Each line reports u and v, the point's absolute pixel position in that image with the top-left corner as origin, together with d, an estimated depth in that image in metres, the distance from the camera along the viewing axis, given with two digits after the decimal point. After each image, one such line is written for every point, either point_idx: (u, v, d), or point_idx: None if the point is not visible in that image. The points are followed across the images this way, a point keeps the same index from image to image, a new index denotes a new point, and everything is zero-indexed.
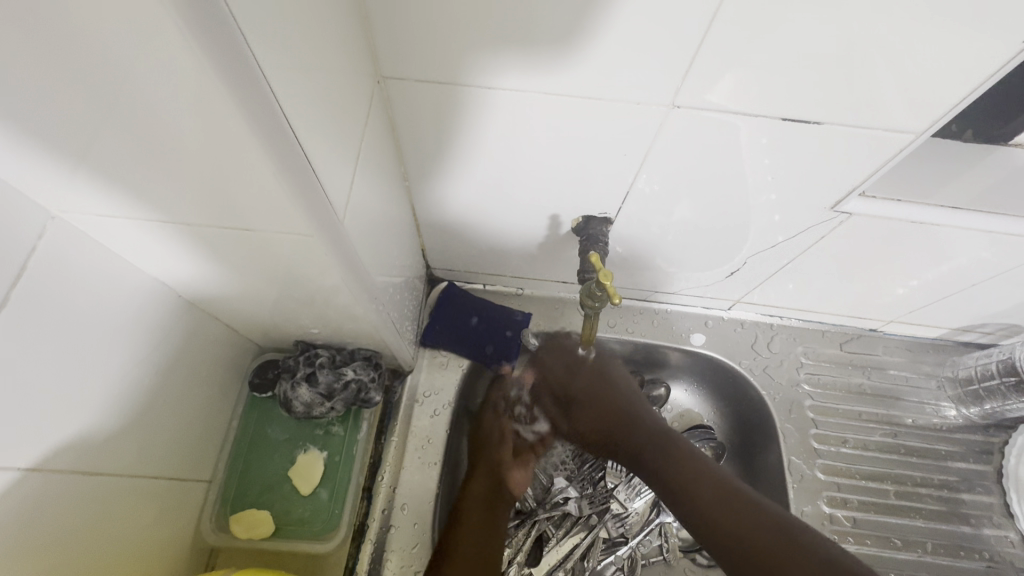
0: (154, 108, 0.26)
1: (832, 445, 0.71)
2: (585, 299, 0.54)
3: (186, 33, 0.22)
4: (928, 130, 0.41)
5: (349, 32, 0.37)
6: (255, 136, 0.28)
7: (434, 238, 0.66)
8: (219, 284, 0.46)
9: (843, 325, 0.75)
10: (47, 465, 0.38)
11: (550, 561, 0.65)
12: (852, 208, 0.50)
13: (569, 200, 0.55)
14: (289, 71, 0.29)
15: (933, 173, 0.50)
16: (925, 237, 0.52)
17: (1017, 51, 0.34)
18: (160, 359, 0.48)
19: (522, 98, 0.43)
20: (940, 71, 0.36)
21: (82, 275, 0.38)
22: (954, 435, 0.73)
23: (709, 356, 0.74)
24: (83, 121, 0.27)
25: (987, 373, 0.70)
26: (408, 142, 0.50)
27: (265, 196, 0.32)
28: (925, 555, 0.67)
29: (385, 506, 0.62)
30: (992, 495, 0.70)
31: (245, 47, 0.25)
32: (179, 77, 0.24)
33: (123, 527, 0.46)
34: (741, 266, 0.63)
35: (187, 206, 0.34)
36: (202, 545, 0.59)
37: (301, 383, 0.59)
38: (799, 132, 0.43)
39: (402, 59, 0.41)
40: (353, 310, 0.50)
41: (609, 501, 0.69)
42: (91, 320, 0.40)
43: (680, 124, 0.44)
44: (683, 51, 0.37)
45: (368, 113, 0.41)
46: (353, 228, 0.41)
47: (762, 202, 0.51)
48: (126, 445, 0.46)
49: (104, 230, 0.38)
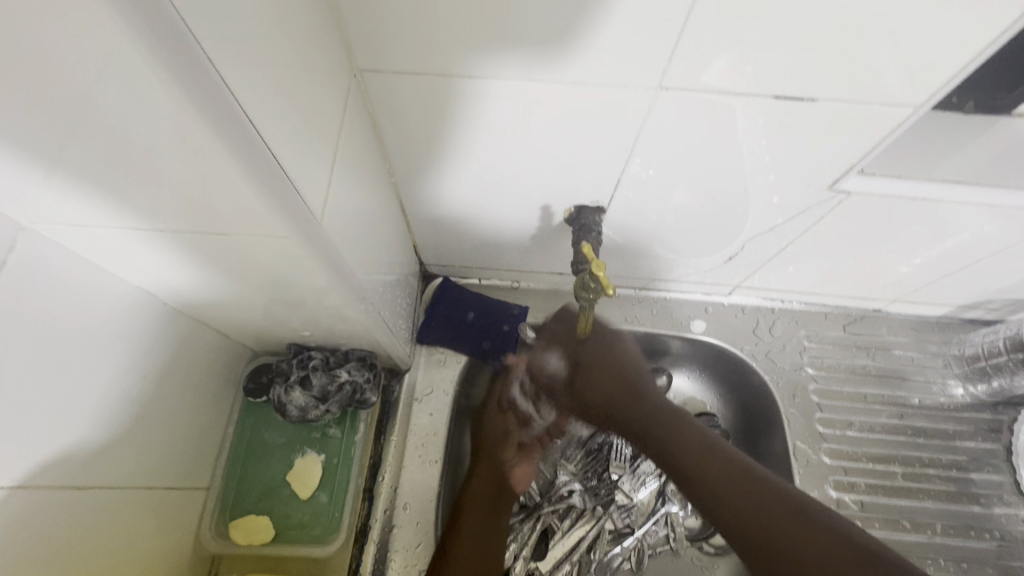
0: (118, 123, 0.26)
1: (838, 428, 0.70)
2: (578, 290, 0.53)
3: (137, 40, 0.22)
4: (926, 104, 0.39)
5: (321, 28, 0.35)
6: (222, 144, 0.27)
7: (426, 234, 0.65)
8: (207, 291, 0.46)
9: (845, 307, 0.74)
10: (33, 483, 0.37)
11: (556, 554, 0.65)
12: (851, 186, 0.49)
13: (560, 189, 0.54)
14: (253, 66, 0.27)
15: (935, 148, 0.48)
16: (926, 212, 0.51)
17: (1015, 20, 0.32)
18: (148, 369, 0.47)
19: (503, 87, 0.41)
20: (940, 40, 0.34)
21: (57, 286, 0.37)
22: (962, 414, 0.72)
23: (711, 344, 0.73)
24: (45, 134, 0.26)
25: (994, 350, 0.68)
26: (391, 137, 0.48)
27: (240, 203, 0.31)
28: (934, 536, 0.66)
29: (387, 507, 0.62)
30: (1002, 473, 0.69)
31: (200, 52, 0.24)
32: (136, 86, 0.24)
33: (119, 540, 0.46)
34: (739, 250, 0.62)
35: (161, 212, 0.33)
36: (201, 552, 0.59)
37: (295, 387, 0.59)
38: (794, 111, 0.41)
39: (379, 50, 0.39)
40: (343, 312, 0.49)
41: (614, 493, 0.68)
42: (72, 334, 0.39)
43: (667, 108, 0.42)
44: (669, 30, 0.36)
45: (345, 110, 0.40)
46: (335, 229, 0.40)
47: (760, 183, 0.50)
48: (118, 459, 0.45)
49: (81, 241, 0.37)
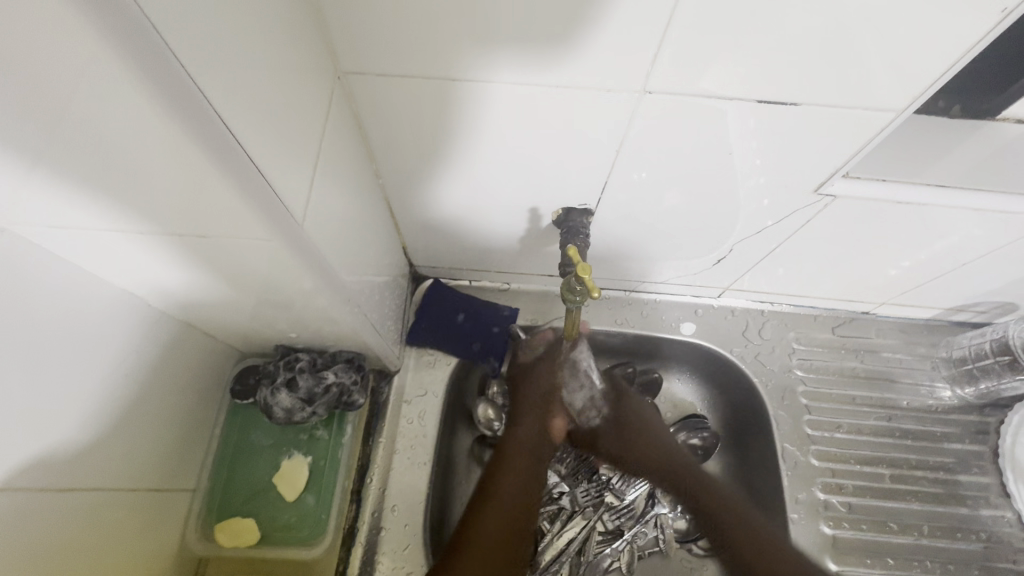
0: (93, 130, 0.25)
1: (827, 430, 0.70)
2: (564, 293, 0.53)
3: (106, 44, 0.22)
4: (910, 107, 0.40)
5: (302, 30, 0.35)
6: (195, 146, 0.27)
7: (415, 236, 0.65)
8: (192, 293, 0.45)
9: (834, 309, 0.74)
10: (12, 484, 0.37)
11: (545, 556, 0.66)
12: (836, 189, 0.49)
13: (547, 192, 0.54)
14: (229, 69, 0.27)
15: (923, 152, 0.49)
16: (912, 216, 0.51)
17: (996, 23, 0.33)
18: (132, 371, 0.47)
19: (490, 89, 0.41)
20: (920, 45, 0.35)
21: (38, 289, 0.37)
22: (950, 416, 0.72)
23: (700, 345, 0.73)
24: (21, 140, 0.26)
25: (981, 353, 0.69)
26: (377, 139, 0.48)
27: (219, 206, 0.31)
28: (921, 538, 0.66)
29: (374, 509, 0.61)
30: (988, 475, 0.69)
31: (173, 58, 0.24)
32: (107, 92, 0.24)
33: (101, 541, 0.46)
34: (728, 253, 0.62)
35: (141, 216, 0.33)
36: (187, 555, 0.58)
37: (281, 389, 0.58)
38: (779, 114, 0.41)
39: (362, 52, 0.39)
40: (331, 315, 0.49)
41: (604, 493, 0.70)
42: (54, 338, 0.39)
43: (652, 111, 0.42)
44: (654, 33, 0.36)
45: (328, 113, 0.40)
46: (318, 231, 0.40)
47: (750, 186, 0.50)
48: (100, 459, 0.45)
49: (64, 244, 0.37)
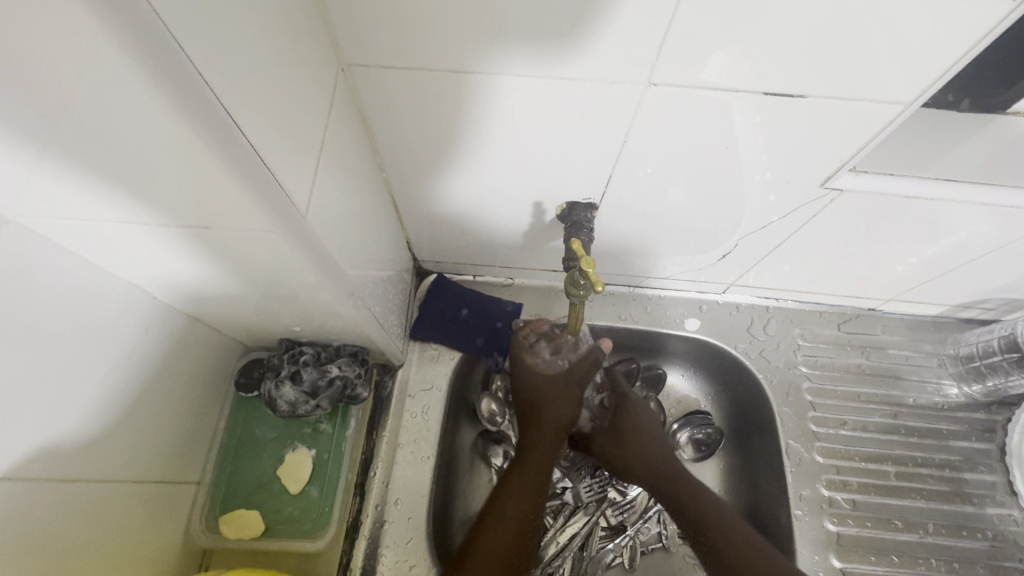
0: (95, 120, 0.25)
1: (832, 427, 0.70)
2: (568, 287, 0.53)
3: (114, 40, 0.22)
4: (918, 100, 0.39)
5: (305, 21, 0.35)
6: (203, 141, 0.27)
7: (418, 230, 0.65)
8: (195, 286, 0.46)
9: (840, 306, 0.74)
10: (20, 475, 0.37)
11: (549, 551, 0.66)
12: (842, 183, 0.48)
13: (551, 186, 0.54)
14: (232, 60, 0.27)
15: (931, 146, 0.48)
16: (921, 211, 0.50)
17: (1006, 15, 0.32)
18: (138, 363, 0.47)
19: (494, 81, 0.41)
20: (930, 35, 0.34)
21: (46, 281, 0.37)
22: (956, 414, 0.71)
23: (704, 341, 0.73)
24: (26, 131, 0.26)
25: (989, 350, 0.69)
26: (381, 131, 0.48)
27: (223, 199, 0.32)
28: (926, 536, 0.66)
29: (378, 502, 0.62)
30: (995, 473, 0.69)
31: (180, 54, 0.24)
32: (113, 87, 0.24)
33: (108, 531, 0.46)
34: (732, 248, 0.62)
35: (144, 206, 0.33)
36: (192, 547, 0.58)
37: (285, 382, 0.59)
38: (785, 106, 0.41)
39: (366, 43, 0.39)
40: (333, 309, 0.49)
41: (608, 488, 0.69)
42: (60, 329, 0.39)
43: (656, 103, 0.42)
44: (659, 23, 0.35)
45: (331, 105, 0.40)
46: (321, 224, 0.40)
47: (756, 180, 0.50)
48: (106, 450, 0.45)
49: (70, 236, 0.37)
